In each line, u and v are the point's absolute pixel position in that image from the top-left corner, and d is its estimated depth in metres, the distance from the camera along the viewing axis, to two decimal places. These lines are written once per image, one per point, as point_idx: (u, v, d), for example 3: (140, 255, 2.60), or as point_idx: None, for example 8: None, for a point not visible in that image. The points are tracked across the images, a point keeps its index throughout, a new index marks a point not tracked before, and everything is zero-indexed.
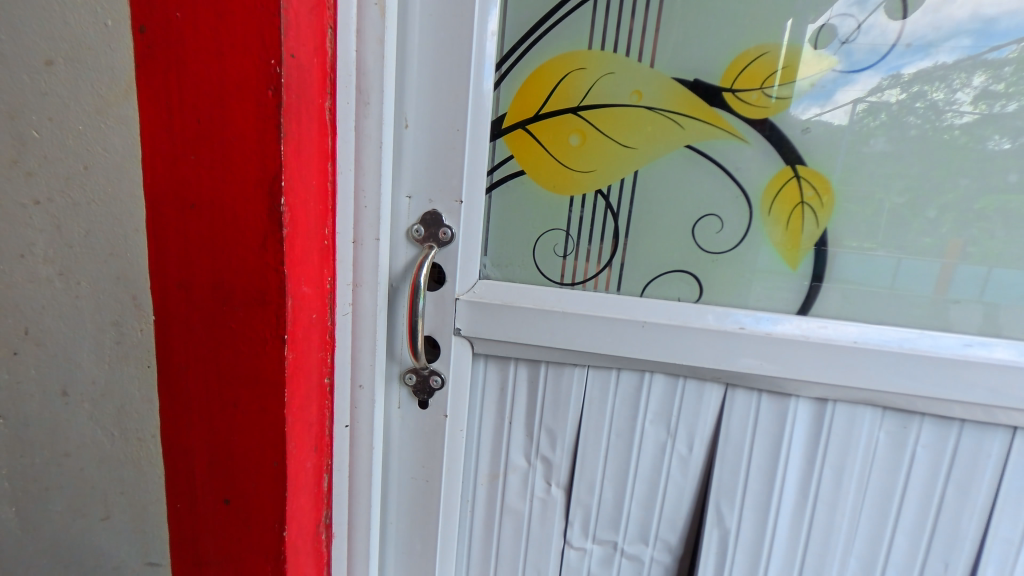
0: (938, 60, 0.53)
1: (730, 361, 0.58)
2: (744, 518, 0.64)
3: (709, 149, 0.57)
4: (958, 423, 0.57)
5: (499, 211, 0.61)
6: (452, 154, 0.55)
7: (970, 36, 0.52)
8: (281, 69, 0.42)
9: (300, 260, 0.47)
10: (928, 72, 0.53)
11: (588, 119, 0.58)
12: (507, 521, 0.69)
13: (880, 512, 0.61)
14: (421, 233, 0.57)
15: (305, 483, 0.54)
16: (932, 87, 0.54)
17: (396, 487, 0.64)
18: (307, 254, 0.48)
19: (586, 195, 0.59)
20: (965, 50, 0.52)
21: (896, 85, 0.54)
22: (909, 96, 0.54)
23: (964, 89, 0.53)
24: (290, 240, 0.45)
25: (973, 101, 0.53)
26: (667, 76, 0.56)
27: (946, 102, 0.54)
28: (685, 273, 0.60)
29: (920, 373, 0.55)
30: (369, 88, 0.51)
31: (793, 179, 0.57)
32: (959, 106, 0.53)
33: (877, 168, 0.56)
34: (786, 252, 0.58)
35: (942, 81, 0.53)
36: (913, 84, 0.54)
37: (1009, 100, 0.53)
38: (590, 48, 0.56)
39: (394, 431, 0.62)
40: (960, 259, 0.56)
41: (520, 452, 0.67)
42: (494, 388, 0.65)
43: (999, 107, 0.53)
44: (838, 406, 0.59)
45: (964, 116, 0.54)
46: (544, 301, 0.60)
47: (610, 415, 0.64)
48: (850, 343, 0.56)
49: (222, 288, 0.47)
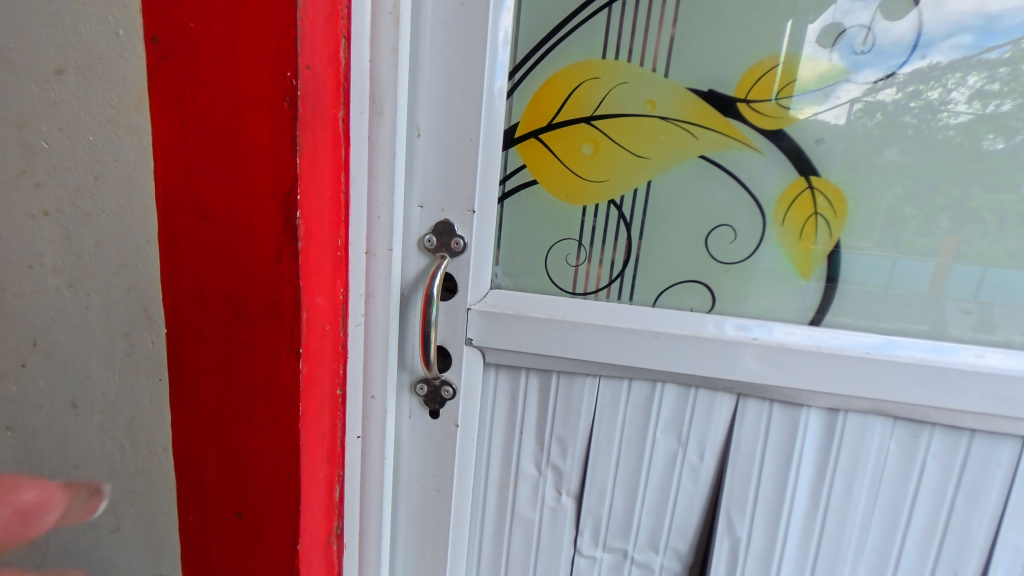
0: (936, 59, 0.53)
1: (740, 372, 0.58)
2: (755, 526, 0.64)
3: (723, 160, 0.57)
4: (968, 433, 0.57)
5: (511, 220, 0.61)
6: (464, 163, 0.55)
7: (970, 35, 0.52)
8: (297, 81, 0.41)
9: (313, 272, 0.47)
10: (925, 72, 0.53)
11: (601, 129, 0.57)
12: (517, 530, 0.69)
13: (890, 522, 0.62)
14: (432, 242, 0.57)
15: (317, 495, 0.53)
16: (927, 86, 0.53)
17: (407, 496, 0.64)
18: (321, 268, 0.48)
19: (599, 205, 0.59)
20: (964, 48, 0.52)
21: (891, 86, 0.54)
22: (904, 96, 0.54)
23: (958, 89, 0.53)
24: (304, 252, 0.45)
25: (969, 100, 0.53)
26: (681, 86, 0.56)
27: (941, 101, 0.54)
28: (697, 282, 0.60)
29: (930, 382, 0.55)
30: (382, 97, 0.51)
31: (806, 189, 0.57)
32: (954, 106, 0.54)
33: (888, 179, 0.56)
34: (798, 262, 0.58)
35: (939, 81, 0.53)
36: (908, 84, 0.54)
37: (1003, 99, 0.53)
38: (604, 58, 0.56)
39: (405, 441, 0.62)
40: (969, 266, 0.57)
41: (531, 461, 0.67)
42: (505, 397, 0.65)
43: (994, 107, 0.53)
44: (850, 416, 0.59)
45: (959, 116, 0.54)
46: (556, 310, 0.60)
47: (621, 424, 0.64)
48: (861, 353, 0.56)
49: (236, 300, 0.46)
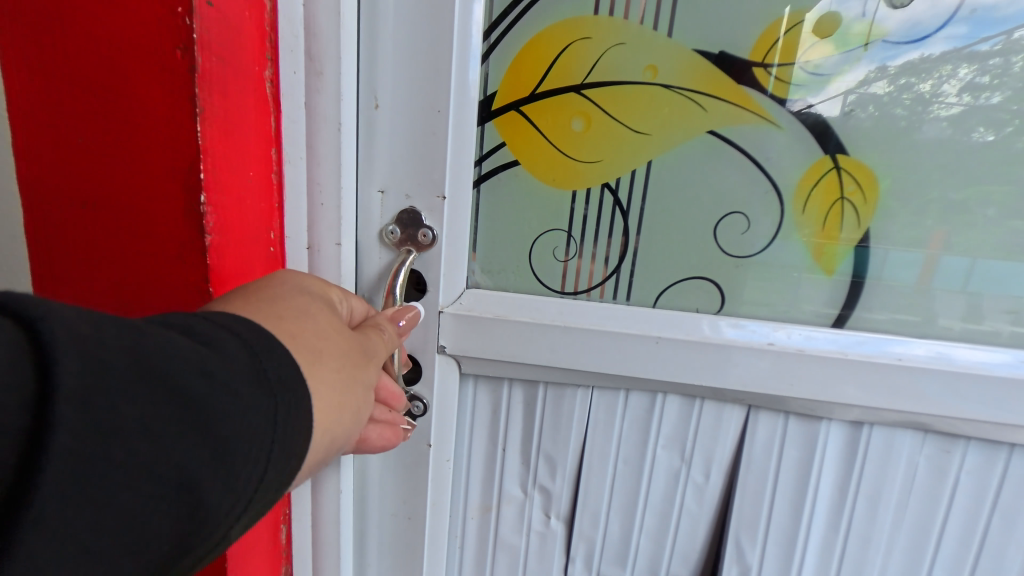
0: (929, 50, 0.45)
1: (753, 382, 0.50)
2: (766, 552, 0.57)
3: (737, 136, 0.48)
4: (1008, 447, 0.51)
5: (490, 208, 0.52)
6: (432, 139, 0.47)
7: (966, 24, 0.44)
8: (192, 22, 0.33)
9: (235, 264, 0.39)
10: (917, 65, 0.45)
11: (594, 100, 0.49)
12: (501, 558, 0.61)
13: (916, 545, 0.55)
14: (396, 234, 0.48)
15: (259, 540, 0.48)
16: (918, 78, 0.46)
17: (374, 525, 0.56)
18: (248, 265, 0.41)
19: (591, 190, 0.51)
20: (959, 40, 0.45)
21: (881, 78, 0.46)
22: (895, 89, 0.46)
23: (951, 81, 0.45)
24: (215, 249, 0.38)
25: (960, 94, 0.46)
26: (687, 47, 0.47)
27: (932, 95, 0.46)
28: (704, 280, 0.52)
29: (968, 393, 0.48)
30: (327, 58, 0.42)
31: (832, 171, 0.48)
32: (946, 99, 0.46)
33: (929, 159, 0.47)
34: (818, 256, 0.50)
35: (931, 73, 0.45)
36: (899, 77, 0.46)
37: (993, 92, 0.46)
38: (596, 14, 0.47)
39: (371, 464, 0.54)
40: (1017, 261, 0.49)
41: (516, 483, 0.59)
42: (486, 411, 0.57)
43: (984, 100, 0.46)
44: (875, 429, 0.52)
45: (951, 109, 0.46)
46: (542, 313, 0.52)
47: (617, 440, 0.57)
48: (893, 360, 0.48)
49: (133, 292, 0.39)
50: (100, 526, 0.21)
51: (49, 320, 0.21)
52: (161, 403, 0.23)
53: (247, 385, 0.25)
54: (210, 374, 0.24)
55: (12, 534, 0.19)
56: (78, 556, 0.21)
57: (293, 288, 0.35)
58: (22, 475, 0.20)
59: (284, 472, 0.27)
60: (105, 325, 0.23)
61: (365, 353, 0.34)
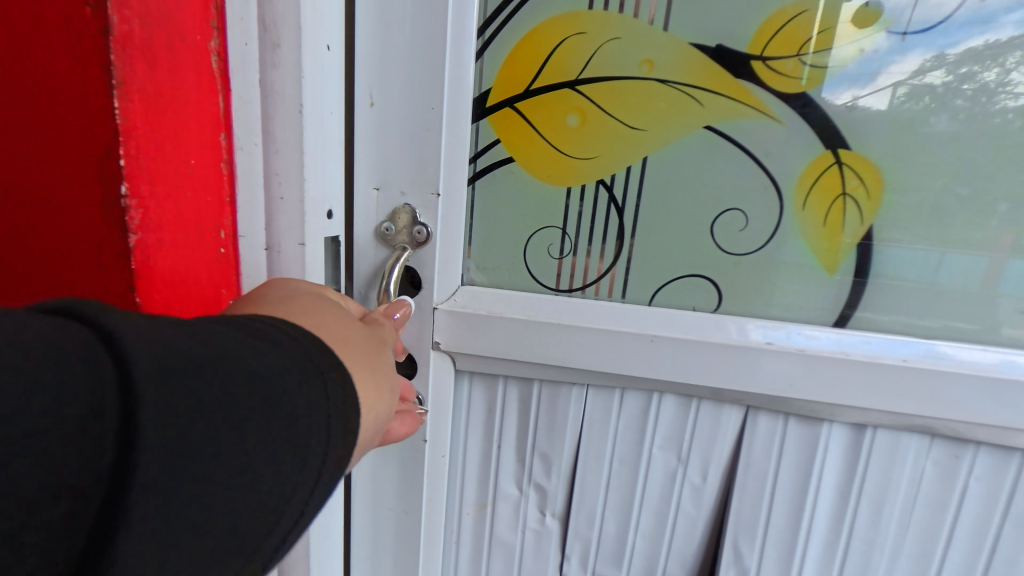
0: (995, 35, 0.43)
1: (751, 382, 0.49)
2: (765, 556, 0.56)
3: (735, 131, 0.47)
4: (1020, 454, 0.49)
5: (485, 205, 0.52)
6: (427, 135, 0.47)
7: None
8: None
9: (174, 242, 0.37)
10: (981, 52, 0.43)
11: (589, 95, 0.48)
12: (496, 555, 0.61)
13: (923, 553, 0.53)
14: (391, 231, 0.49)
15: None
16: (983, 66, 0.44)
17: (370, 519, 0.56)
18: (190, 263, 0.39)
19: (587, 186, 0.50)
20: None
21: (941, 67, 0.44)
22: (957, 78, 0.44)
23: (1019, 68, 0.43)
24: (150, 246, 0.36)
25: None
26: (684, 40, 0.46)
27: (997, 83, 0.44)
28: (701, 278, 0.51)
29: (977, 396, 0.46)
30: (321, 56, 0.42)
31: (834, 166, 0.47)
32: (1012, 88, 0.44)
33: (937, 153, 0.45)
34: (820, 254, 0.49)
35: (995, 60, 0.43)
36: (961, 65, 0.44)
37: None
38: (592, 8, 0.47)
39: (367, 459, 0.55)
40: None
41: (511, 480, 0.59)
42: (481, 408, 0.57)
43: None
44: (879, 433, 0.51)
45: (1018, 98, 0.44)
46: (536, 310, 0.52)
47: (612, 439, 0.56)
48: (898, 361, 0.47)
49: (56, 271, 0.36)
50: (189, 507, 0.23)
51: (112, 323, 0.23)
52: (227, 382, 0.25)
53: (296, 364, 0.27)
54: (264, 356, 0.27)
55: (118, 526, 0.21)
56: (178, 535, 0.23)
57: (305, 294, 0.36)
58: (120, 467, 0.22)
59: (344, 445, 0.29)
60: (159, 326, 0.25)
61: (383, 342, 0.37)
